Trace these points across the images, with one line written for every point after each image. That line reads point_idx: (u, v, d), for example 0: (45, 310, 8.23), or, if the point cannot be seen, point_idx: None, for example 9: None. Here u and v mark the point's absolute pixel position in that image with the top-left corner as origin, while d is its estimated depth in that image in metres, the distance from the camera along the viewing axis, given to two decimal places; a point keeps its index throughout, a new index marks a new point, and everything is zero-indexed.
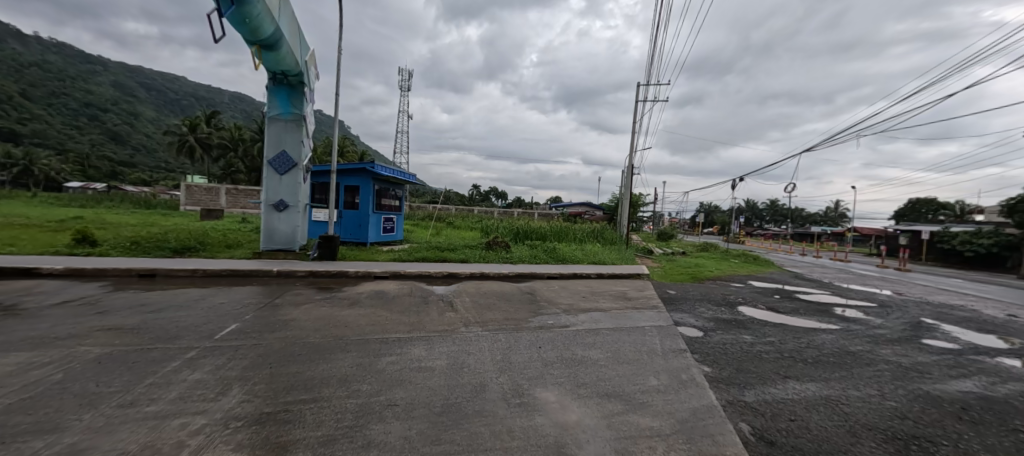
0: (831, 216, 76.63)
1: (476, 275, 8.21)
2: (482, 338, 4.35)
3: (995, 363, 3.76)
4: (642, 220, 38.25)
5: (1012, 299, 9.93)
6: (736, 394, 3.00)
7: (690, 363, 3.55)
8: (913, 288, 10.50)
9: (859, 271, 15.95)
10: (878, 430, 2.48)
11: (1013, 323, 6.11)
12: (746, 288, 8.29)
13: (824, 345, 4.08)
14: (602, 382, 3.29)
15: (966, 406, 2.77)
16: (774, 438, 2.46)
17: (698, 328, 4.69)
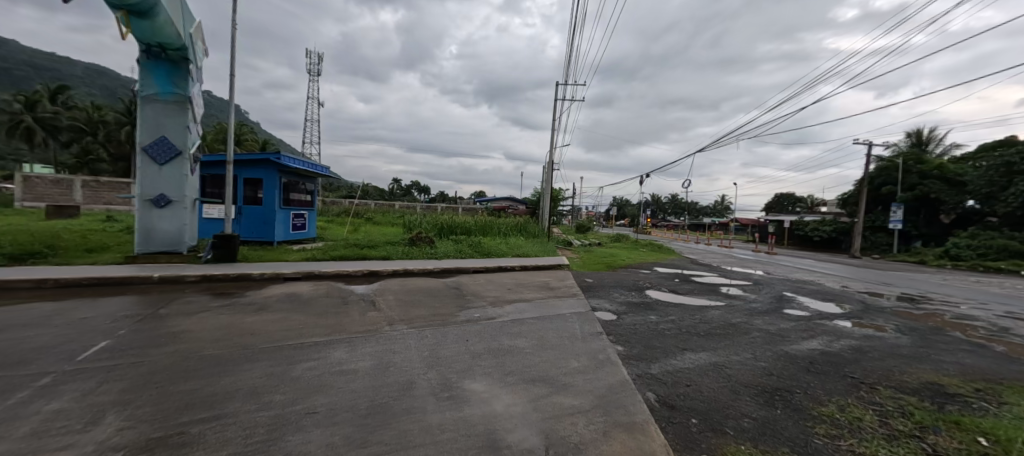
0: (722, 208, 88.77)
1: (399, 272, 7.93)
2: (408, 336, 4.21)
3: (831, 324, 4.73)
4: (562, 214, 40.46)
5: (839, 273, 12.66)
6: (644, 368, 3.31)
7: (606, 345, 3.82)
8: (777, 268, 12.76)
9: (739, 255, 18.78)
10: (753, 386, 2.96)
11: (843, 293, 7.73)
12: (653, 274, 9.23)
13: (713, 320, 4.73)
14: (528, 368, 3.40)
15: (814, 360, 3.43)
16: (675, 402, 2.83)
17: (612, 312, 5.10)
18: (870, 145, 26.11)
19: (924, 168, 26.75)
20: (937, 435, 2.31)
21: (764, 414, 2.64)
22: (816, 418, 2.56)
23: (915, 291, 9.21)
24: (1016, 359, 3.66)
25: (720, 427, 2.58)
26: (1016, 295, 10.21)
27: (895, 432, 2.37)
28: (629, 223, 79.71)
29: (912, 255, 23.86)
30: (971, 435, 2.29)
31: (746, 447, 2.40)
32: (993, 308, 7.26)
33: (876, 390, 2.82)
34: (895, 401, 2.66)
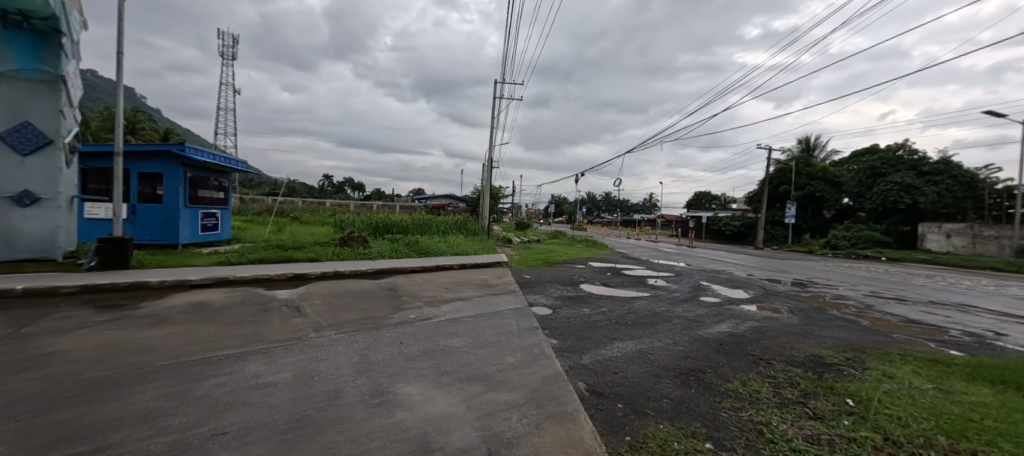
0: (649, 205, 95.62)
1: (329, 274, 7.46)
2: (337, 342, 3.93)
3: (737, 308, 5.29)
4: (502, 212, 41.04)
5: (743, 262, 14.48)
6: (577, 359, 3.41)
7: (541, 339, 3.90)
8: (694, 260, 14.19)
9: (663, 249, 20.62)
10: (672, 369, 3.19)
11: (746, 279, 8.78)
12: (587, 268, 9.70)
13: (640, 310, 5.05)
14: (464, 367, 3.34)
15: (725, 341, 3.78)
16: (604, 390, 2.96)
17: (548, 307, 5.23)
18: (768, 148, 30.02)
19: (813, 170, 30.58)
20: (819, 400, 2.68)
21: (681, 394, 2.85)
22: (724, 394, 2.83)
23: (799, 276, 10.86)
24: (875, 330, 4.40)
25: (643, 410, 2.74)
26: (870, 276, 12.49)
27: (787, 401, 2.71)
28: (564, 220, 83.66)
29: (801, 246, 27.99)
30: (843, 397, 2.69)
31: (664, 426, 2.59)
32: (857, 288, 8.73)
33: (774, 365, 3.19)
34: (788, 373, 3.04)
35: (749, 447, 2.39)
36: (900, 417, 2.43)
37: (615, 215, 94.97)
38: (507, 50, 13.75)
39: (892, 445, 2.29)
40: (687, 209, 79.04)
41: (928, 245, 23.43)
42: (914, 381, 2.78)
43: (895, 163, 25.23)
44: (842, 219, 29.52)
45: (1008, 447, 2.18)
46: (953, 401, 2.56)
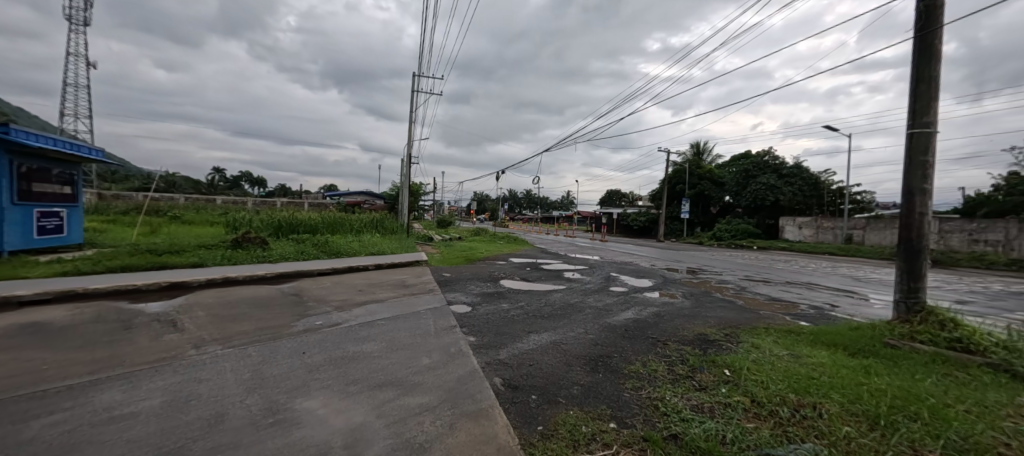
0: (565, 201, 101.23)
1: (218, 281, 6.57)
2: (225, 357, 3.43)
3: (642, 296, 5.84)
4: (425, 210, 40.13)
5: (647, 254, 16.18)
6: (493, 355, 3.42)
7: (459, 337, 3.84)
8: (606, 253, 15.44)
9: (580, 244, 22.09)
10: (582, 357, 3.36)
11: (649, 269, 9.79)
12: (508, 264, 9.94)
13: (554, 302, 5.28)
14: (375, 373, 3.12)
15: (630, 327, 4.10)
16: (518, 383, 3.00)
17: (467, 304, 5.21)
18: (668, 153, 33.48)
19: (700, 172, 34.77)
20: (704, 373, 3.04)
21: (590, 380, 3.01)
22: (627, 377, 3.06)
23: (690, 264, 12.48)
24: (748, 308, 5.17)
25: (555, 399, 2.82)
26: (744, 262, 14.85)
27: (679, 377, 3.03)
28: (489, 217, 85.04)
29: (695, 238, 32.19)
30: (722, 369, 3.10)
31: (574, 412, 2.70)
32: (735, 273, 10.28)
33: (669, 345, 3.55)
34: (680, 351, 3.40)
35: (648, 422, 2.61)
36: (764, 381, 2.88)
37: (538, 212, 99.01)
38: (423, 44, 13.45)
39: (757, 405, 2.70)
40: (602, 205, 85.64)
41: (787, 235, 28.53)
42: (774, 348, 3.31)
43: (762, 167, 29.61)
44: (725, 214, 34.18)
45: (836, 397, 2.71)
46: (800, 362, 3.10)
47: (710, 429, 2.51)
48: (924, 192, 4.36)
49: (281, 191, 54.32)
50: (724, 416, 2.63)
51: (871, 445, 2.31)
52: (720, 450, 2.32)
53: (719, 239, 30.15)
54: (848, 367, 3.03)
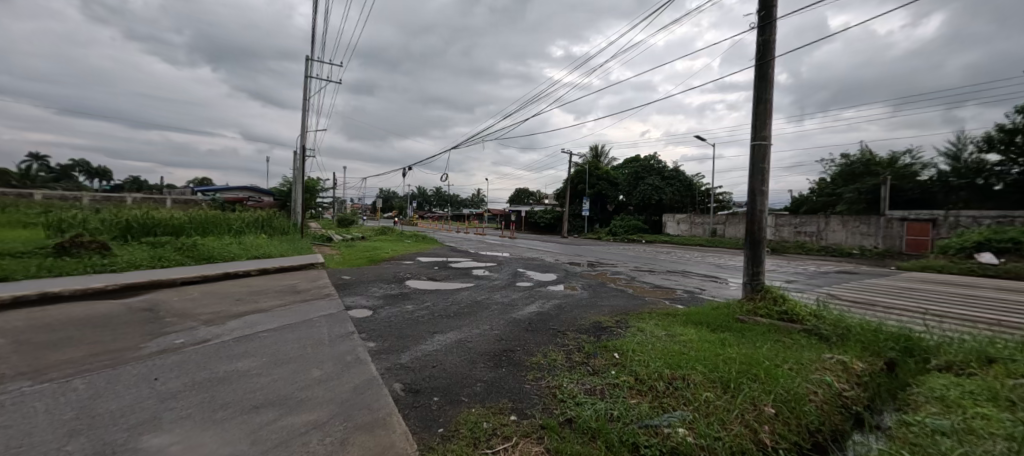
0: (476, 200, 104.43)
1: (31, 298, 5.18)
2: (35, 396, 2.66)
3: (546, 289, 6.19)
4: (323, 207, 37.12)
5: (551, 249, 17.49)
6: (394, 359, 3.27)
7: (356, 344, 3.60)
8: (516, 250, 16.36)
9: (489, 241, 22.95)
10: (486, 353, 3.41)
11: (552, 264, 10.59)
12: (414, 264, 9.84)
13: (461, 300, 5.30)
14: (252, 392, 2.72)
15: (533, 320, 4.28)
16: (420, 386, 2.90)
17: (368, 308, 4.95)
18: (570, 153, 36.01)
19: (599, 173, 37.52)
20: (597, 358, 3.33)
21: (493, 376, 3.06)
22: (528, 369, 3.18)
23: (588, 257, 13.72)
24: (636, 296, 5.82)
25: (457, 398, 2.79)
26: (634, 254, 16.98)
27: (576, 364, 3.25)
28: (395, 214, 81.88)
29: (593, 233, 35.81)
30: (612, 353, 3.42)
31: (476, 409, 2.70)
32: (625, 265, 11.63)
33: (568, 335, 3.80)
34: (577, 340, 3.68)
35: (546, 410, 2.72)
36: (646, 360, 3.25)
37: (449, 210, 99.16)
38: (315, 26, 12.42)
39: (640, 382, 3.02)
40: (510, 202, 89.59)
41: (668, 230, 33.06)
42: (655, 330, 3.77)
43: (649, 170, 34.31)
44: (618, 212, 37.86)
45: (700, 368, 3.18)
46: (674, 340, 3.57)
47: (600, 409, 2.73)
48: (762, 193, 5.23)
49: (131, 184, 44.48)
50: (613, 396, 2.88)
51: (724, 406, 2.75)
52: (608, 428, 2.53)
53: (613, 234, 33.94)
54: (710, 341, 3.58)
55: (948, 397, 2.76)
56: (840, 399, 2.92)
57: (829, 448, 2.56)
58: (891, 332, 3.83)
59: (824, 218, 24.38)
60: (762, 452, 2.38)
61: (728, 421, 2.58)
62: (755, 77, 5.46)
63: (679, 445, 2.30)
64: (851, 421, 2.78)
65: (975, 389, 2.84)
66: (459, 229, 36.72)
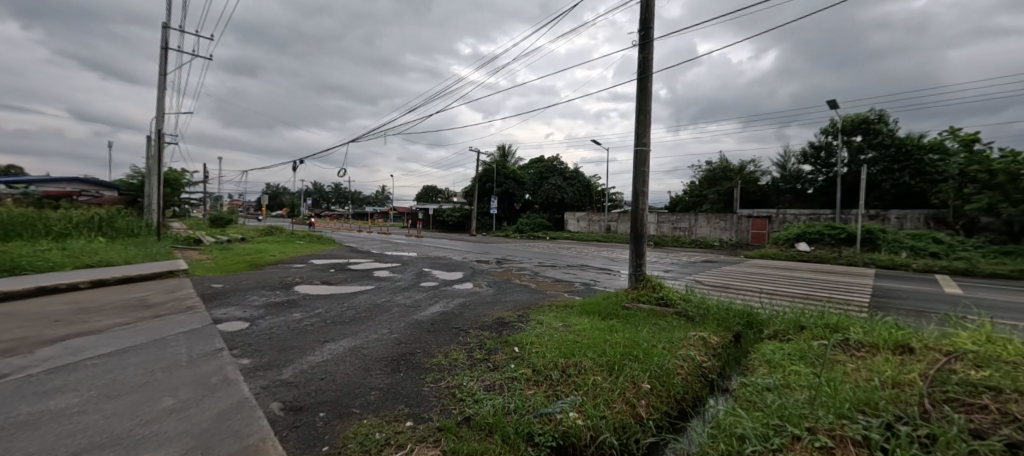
0: (381, 197, 99.54)
1: None
2: None
3: (451, 288, 6.33)
4: (191, 204, 31.98)
5: (458, 248, 17.88)
6: (273, 376, 2.95)
7: (227, 362, 3.17)
8: (420, 249, 16.52)
9: (394, 240, 22.52)
10: (382, 359, 3.31)
11: (459, 263, 10.96)
12: (306, 268, 9.34)
13: (360, 304, 5.11)
14: (68, 435, 2.14)
15: (436, 321, 4.30)
16: (303, 403, 2.63)
17: (244, 320, 4.47)
18: (478, 151, 36.61)
19: (505, 172, 38.91)
20: (498, 354, 3.49)
21: (388, 382, 2.96)
22: (428, 371, 3.16)
23: (497, 255, 14.33)
24: (541, 290, 6.17)
25: (347, 411, 2.59)
26: (539, 250, 18.21)
27: (476, 362, 3.33)
28: (285, 213, 73.94)
29: (502, 231, 37.28)
30: (513, 348, 3.61)
31: (368, 419, 2.54)
32: (529, 260, 12.43)
33: (470, 333, 3.91)
34: (479, 337, 3.82)
35: (444, 412, 2.69)
36: (543, 352, 3.49)
37: (355, 208, 93.71)
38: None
39: (536, 373, 3.19)
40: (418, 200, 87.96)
41: (570, 227, 35.90)
42: (553, 322, 4.07)
43: (553, 171, 37.40)
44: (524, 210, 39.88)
45: (590, 354, 3.50)
46: (568, 330, 3.90)
47: (497, 403, 2.77)
48: (642, 194, 5.87)
49: None
50: (511, 389, 2.97)
51: (609, 387, 3.02)
52: (505, 420, 2.57)
53: (519, 231, 35.72)
54: (600, 328, 3.95)
55: (774, 359, 3.48)
56: (700, 370, 3.47)
57: (689, 413, 3.05)
58: (738, 309, 4.66)
59: (693, 216, 28.32)
60: (638, 424, 2.71)
61: (612, 401, 2.83)
62: (638, 89, 6.09)
63: (570, 429, 2.45)
64: (707, 387, 3.35)
65: (789, 352, 3.64)
66: (365, 229, 35.07)
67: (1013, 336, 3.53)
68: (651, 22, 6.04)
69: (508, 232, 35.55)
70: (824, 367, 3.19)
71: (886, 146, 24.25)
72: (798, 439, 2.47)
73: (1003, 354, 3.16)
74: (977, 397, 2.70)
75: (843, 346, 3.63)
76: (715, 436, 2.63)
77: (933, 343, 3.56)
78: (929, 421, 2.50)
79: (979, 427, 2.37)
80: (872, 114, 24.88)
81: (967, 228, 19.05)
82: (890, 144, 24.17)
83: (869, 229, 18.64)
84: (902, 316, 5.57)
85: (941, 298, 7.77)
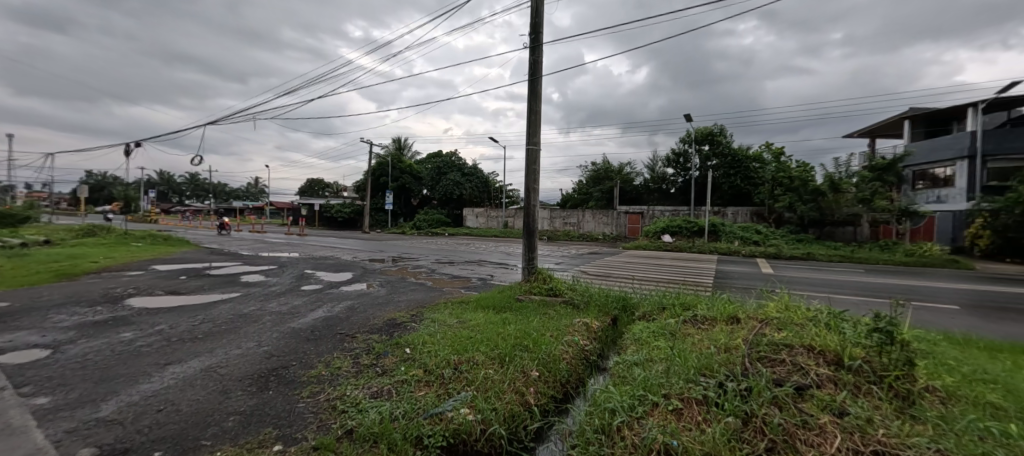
0: (257, 191, 89.13)
1: None
2: None
3: (337, 291, 6.92)
4: None
5: (349, 247, 17.73)
6: (88, 414, 2.42)
7: (13, 404, 2.49)
8: (306, 249, 15.99)
9: (271, 241, 20.74)
10: (247, 377, 3.17)
11: (348, 264, 10.92)
12: (146, 276, 8.12)
13: (223, 314, 5.05)
14: None
15: (315, 327, 4.61)
16: (131, 442, 2.18)
17: (44, 347, 3.60)
18: (370, 143, 35.67)
19: (402, 166, 38.95)
20: (388, 358, 3.57)
21: (253, 402, 2.73)
22: (304, 385, 3.03)
23: (395, 254, 14.59)
24: (433, 287, 7.23)
25: (195, 443, 2.22)
26: (436, 247, 18.85)
27: (362, 370, 3.27)
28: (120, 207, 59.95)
29: (398, 227, 37.14)
30: (403, 349, 3.76)
31: (222, 450, 2.18)
32: (425, 258, 12.87)
33: (357, 338, 4.22)
34: (366, 344, 3.97)
35: (322, 428, 2.48)
36: (436, 352, 3.56)
37: (225, 203, 81.94)
38: None
39: (428, 373, 3.21)
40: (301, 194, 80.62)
41: (469, 223, 36.95)
42: (447, 319, 4.50)
43: (451, 166, 38.26)
44: (423, 206, 40.44)
45: (482, 348, 3.71)
46: (462, 326, 4.35)
47: (385, 409, 2.64)
48: (534, 191, 6.31)
49: None
50: (399, 393, 2.90)
51: (500, 378, 3.16)
52: (392, 427, 2.46)
53: (418, 228, 35.93)
54: (494, 323, 4.38)
55: (641, 338, 4.08)
56: (583, 353, 3.90)
57: (572, 394, 3.35)
58: (610, 296, 5.45)
59: (581, 213, 30.95)
60: (527, 411, 2.85)
61: (502, 392, 2.95)
62: (529, 90, 6.45)
63: (461, 426, 2.47)
64: (588, 368, 3.77)
65: (652, 330, 4.33)
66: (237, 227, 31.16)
67: (802, 302, 4.69)
68: (540, 29, 6.46)
69: (404, 229, 35.50)
70: (678, 341, 3.83)
71: (725, 155, 29.97)
72: (658, 405, 2.88)
73: (792, 317, 4.22)
74: (778, 353, 3.52)
75: (694, 321, 4.41)
76: (592, 413, 2.87)
77: (751, 312, 4.55)
78: (748, 375, 3.15)
79: (779, 378, 3.08)
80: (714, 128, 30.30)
81: (777, 221, 24.68)
82: (728, 153, 29.95)
83: (714, 223, 22.68)
84: (739, 290, 7.39)
85: (757, 276, 10.21)
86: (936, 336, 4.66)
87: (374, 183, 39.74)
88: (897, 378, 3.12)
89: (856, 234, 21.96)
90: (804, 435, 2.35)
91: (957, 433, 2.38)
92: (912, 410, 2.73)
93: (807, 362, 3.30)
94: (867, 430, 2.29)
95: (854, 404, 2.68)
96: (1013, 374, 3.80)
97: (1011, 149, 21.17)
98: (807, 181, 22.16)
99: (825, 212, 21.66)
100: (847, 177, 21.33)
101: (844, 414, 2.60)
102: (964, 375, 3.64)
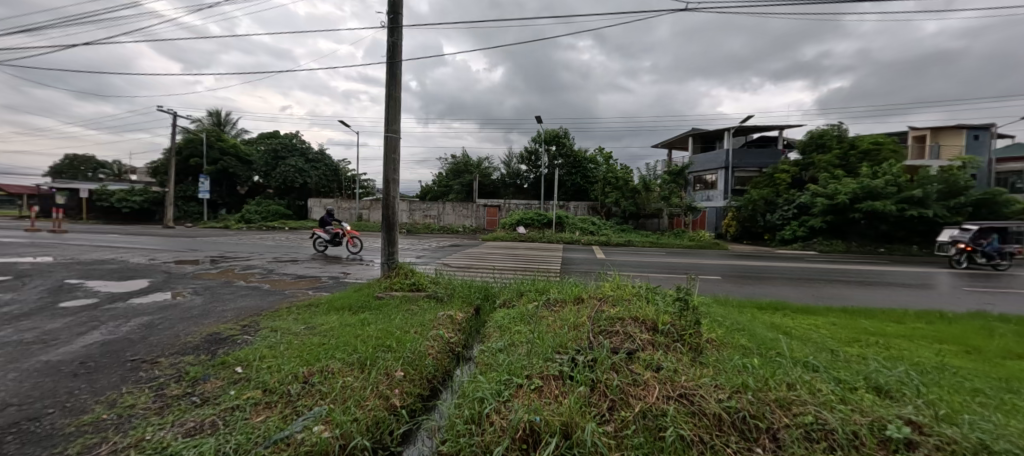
0: None
1: None
2: None
3: (124, 305, 5.38)
4: None
5: (132, 246, 14.18)
6: None
7: None
8: (63, 251, 12.01)
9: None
10: None
11: (139, 269, 8.66)
12: None
13: None
14: None
15: (86, 358, 3.50)
16: None
17: None
18: (173, 114, 29.30)
19: (223, 146, 33.32)
20: (209, 382, 2.94)
21: None
22: (71, 439, 2.22)
23: (216, 253, 12.22)
24: (275, 291, 6.41)
25: None
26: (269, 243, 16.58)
27: (172, 403, 2.60)
28: None
29: (220, 220, 31.34)
30: (232, 369, 3.17)
31: None
32: (262, 257, 11.19)
33: (163, 363, 3.40)
34: (178, 370, 3.19)
35: None
36: (279, 368, 3.06)
37: None
38: None
39: (268, 393, 2.72)
40: (54, 176, 59.20)
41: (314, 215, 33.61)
42: (294, 328, 4.01)
43: (290, 149, 34.16)
44: (252, 195, 35.49)
45: (338, 354, 3.37)
46: (312, 332, 3.97)
47: (207, 446, 2.07)
48: (394, 182, 6.07)
49: None
50: (227, 423, 2.35)
51: (360, 384, 2.88)
52: None
53: (246, 219, 30.98)
54: (350, 326, 4.03)
55: (503, 325, 4.34)
56: (449, 347, 3.92)
57: (439, 389, 3.30)
58: (473, 288, 5.70)
59: (441, 205, 31.72)
60: (392, 415, 2.65)
61: (363, 399, 2.67)
62: (388, 74, 6.10)
63: (315, 445, 2.08)
64: (454, 360, 3.80)
65: (512, 316, 4.68)
66: None
67: (627, 282, 5.69)
68: (399, 9, 6.15)
69: (227, 222, 30.18)
70: (536, 325, 4.19)
71: (568, 156, 34.58)
72: (522, 386, 2.97)
73: (622, 293, 5.11)
74: (613, 325, 4.17)
75: (548, 304, 4.92)
76: (461, 404, 2.78)
77: (592, 292, 5.33)
78: (593, 348, 3.61)
79: (616, 347, 3.62)
80: (560, 132, 34.60)
81: (606, 214, 29.47)
82: (569, 155, 34.54)
83: (559, 215, 25.76)
84: (579, 275, 8.53)
85: (596, 261, 12.11)
86: (714, 301, 6.30)
87: (181, 166, 32.94)
88: (690, 335, 4.05)
89: (659, 224, 27.73)
90: (635, 391, 2.77)
91: (727, 370, 3.21)
92: (700, 358, 3.58)
93: (633, 331, 3.98)
94: (675, 379, 2.88)
95: (666, 360, 3.36)
96: (751, 322, 5.40)
97: (746, 163, 30.01)
98: (628, 181, 27.28)
99: (640, 206, 26.91)
100: (654, 179, 26.86)
101: (660, 368, 3.23)
102: (727, 327, 4.99)
